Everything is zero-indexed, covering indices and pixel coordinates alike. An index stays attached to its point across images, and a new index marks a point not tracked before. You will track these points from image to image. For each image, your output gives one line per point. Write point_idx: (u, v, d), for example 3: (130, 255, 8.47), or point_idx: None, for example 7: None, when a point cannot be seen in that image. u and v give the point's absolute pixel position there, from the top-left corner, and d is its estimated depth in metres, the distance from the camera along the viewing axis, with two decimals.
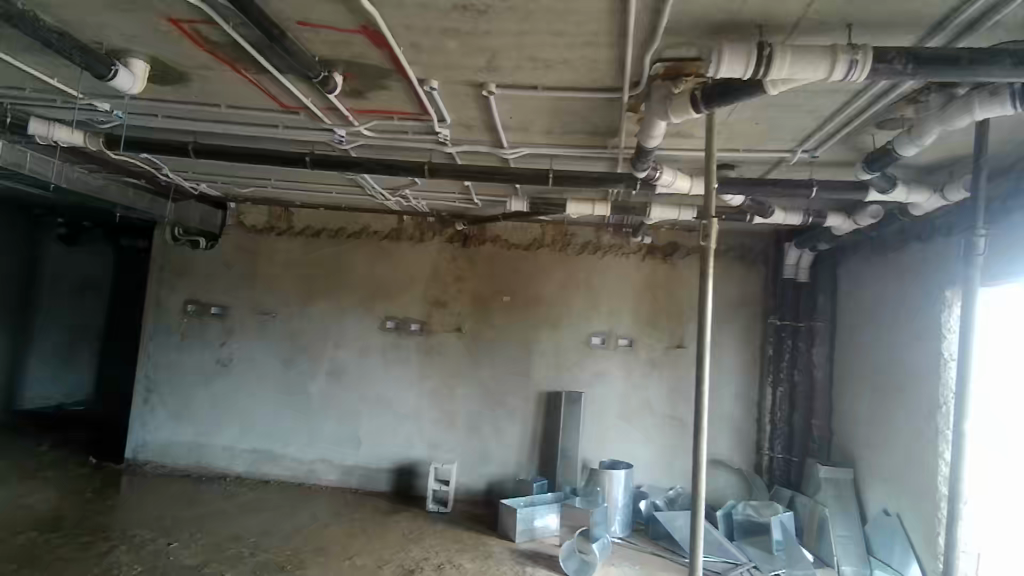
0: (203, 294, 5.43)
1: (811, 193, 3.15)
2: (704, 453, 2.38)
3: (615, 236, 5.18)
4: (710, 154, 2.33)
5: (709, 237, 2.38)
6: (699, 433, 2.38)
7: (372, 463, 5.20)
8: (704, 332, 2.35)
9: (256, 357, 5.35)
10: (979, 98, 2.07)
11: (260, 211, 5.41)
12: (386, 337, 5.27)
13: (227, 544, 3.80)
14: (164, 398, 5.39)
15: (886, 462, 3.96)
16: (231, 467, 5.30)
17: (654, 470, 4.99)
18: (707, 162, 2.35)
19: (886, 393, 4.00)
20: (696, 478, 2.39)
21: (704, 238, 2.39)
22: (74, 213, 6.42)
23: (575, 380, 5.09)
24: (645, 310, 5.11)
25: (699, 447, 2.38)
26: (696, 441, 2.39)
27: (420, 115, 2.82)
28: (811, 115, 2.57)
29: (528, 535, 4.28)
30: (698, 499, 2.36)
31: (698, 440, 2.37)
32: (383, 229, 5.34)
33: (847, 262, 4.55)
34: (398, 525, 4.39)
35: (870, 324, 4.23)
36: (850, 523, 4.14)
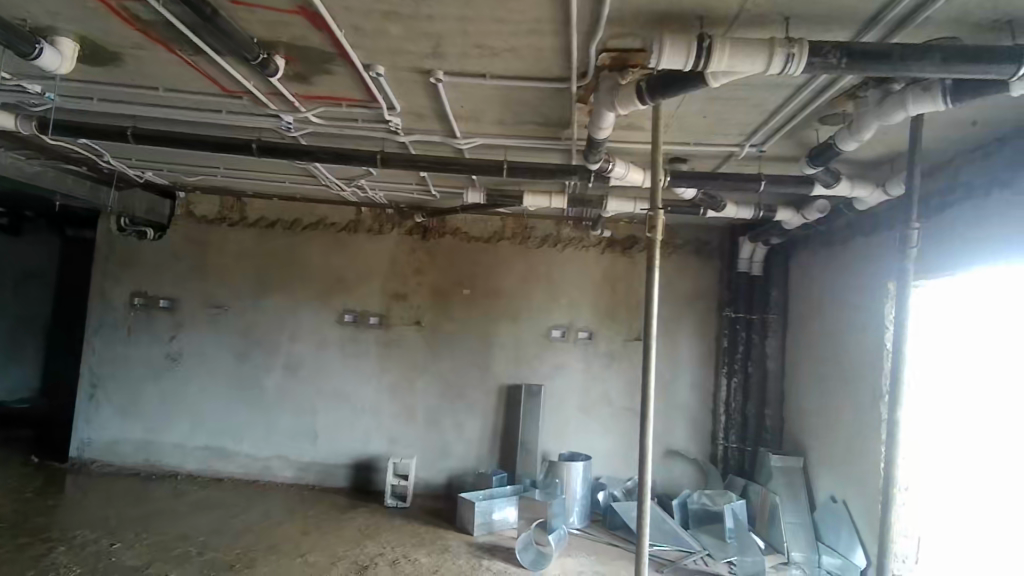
0: (151, 286, 5.25)
1: (760, 187, 3.22)
2: (649, 446, 2.41)
3: (575, 230, 5.19)
4: (656, 146, 2.34)
5: (656, 229, 2.40)
6: (646, 426, 2.39)
7: (329, 459, 5.12)
8: (651, 326, 2.37)
9: (207, 351, 5.21)
10: (913, 94, 2.14)
11: (211, 201, 5.24)
12: (344, 331, 5.19)
13: (174, 544, 3.69)
14: (110, 394, 5.21)
15: (833, 450, 4.08)
16: (182, 465, 5.16)
17: (613, 462, 5.03)
18: (654, 154, 2.36)
19: (833, 382, 4.13)
20: (642, 468, 2.42)
21: (650, 230, 2.40)
22: (13, 202, 6.14)
23: (534, 373, 5.10)
24: (604, 302, 5.14)
25: (647, 439, 2.40)
26: (643, 434, 2.40)
27: (368, 102, 2.77)
28: (756, 109, 2.60)
29: (486, 528, 4.27)
30: (645, 488, 2.40)
31: (645, 433, 2.39)
32: (340, 221, 5.24)
33: (799, 255, 4.67)
34: (354, 521, 4.33)
35: (819, 317, 4.35)
36: (799, 509, 4.25)
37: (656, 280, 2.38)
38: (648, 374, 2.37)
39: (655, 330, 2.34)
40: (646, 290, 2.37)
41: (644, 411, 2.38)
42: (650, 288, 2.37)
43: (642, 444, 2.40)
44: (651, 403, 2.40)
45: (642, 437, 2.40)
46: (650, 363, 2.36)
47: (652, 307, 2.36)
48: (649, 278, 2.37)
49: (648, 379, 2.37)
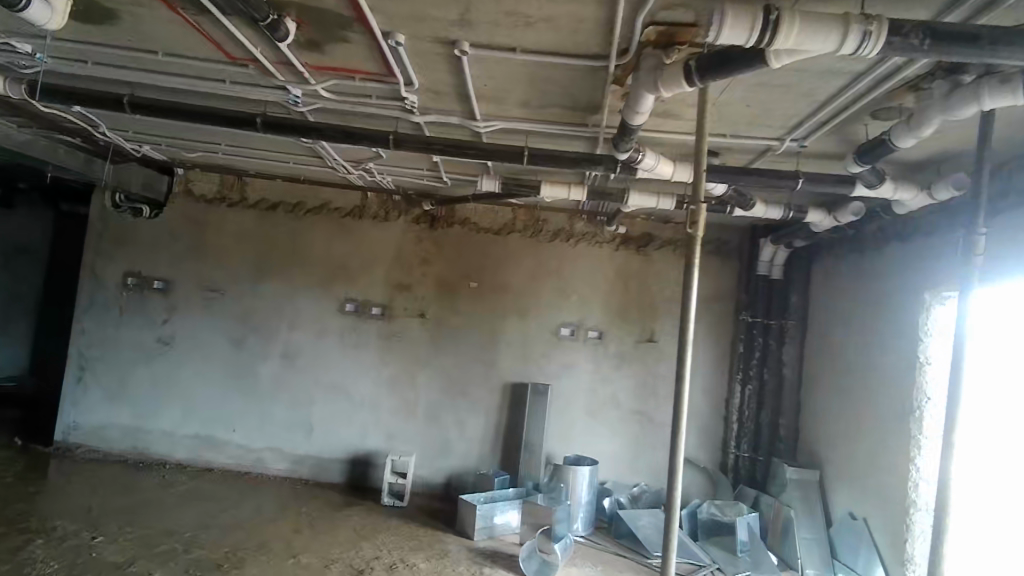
0: (145, 266, 5.03)
1: (796, 185, 3.01)
2: (680, 458, 2.22)
3: (589, 224, 4.99)
4: (702, 134, 2.14)
5: (697, 224, 2.20)
6: (678, 435, 2.21)
7: (324, 453, 4.93)
8: (687, 330, 2.17)
9: (201, 336, 5.00)
10: (988, 87, 1.93)
11: (210, 179, 5.02)
12: (344, 321, 4.98)
13: (159, 539, 3.49)
14: (99, 377, 5.00)
15: (852, 464, 3.91)
16: (172, 453, 4.96)
17: (618, 467, 4.85)
18: (700, 141, 2.16)
19: (855, 394, 3.95)
20: (672, 481, 2.23)
21: (691, 226, 2.21)
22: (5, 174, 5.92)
23: (540, 371, 4.91)
24: (616, 302, 4.94)
25: (677, 449, 2.22)
26: (674, 442, 2.22)
27: (384, 76, 2.57)
28: (805, 99, 2.40)
29: (487, 533, 4.08)
30: (673, 509, 2.21)
31: (675, 443, 2.21)
32: (345, 206, 5.03)
33: (822, 260, 4.48)
34: (350, 520, 4.14)
35: (842, 324, 4.17)
36: (815, 525, 4.07)
37: (694, 280, 2.19)
38: (682, 381, 2.18)
39: (692, 334, 2.15)
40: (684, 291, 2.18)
41: (676, 420, 2.20)
42: (688, 288, 2.17)
43: (672, 455, 2.22)
44: (684, 412, 2.21)
45: (672, 447, 2.22)
46: (685, 369, 2.17)
47: (689, 309, 2.17)
48: (688, 278, 2.17)
49: (683, 385, 2.18)
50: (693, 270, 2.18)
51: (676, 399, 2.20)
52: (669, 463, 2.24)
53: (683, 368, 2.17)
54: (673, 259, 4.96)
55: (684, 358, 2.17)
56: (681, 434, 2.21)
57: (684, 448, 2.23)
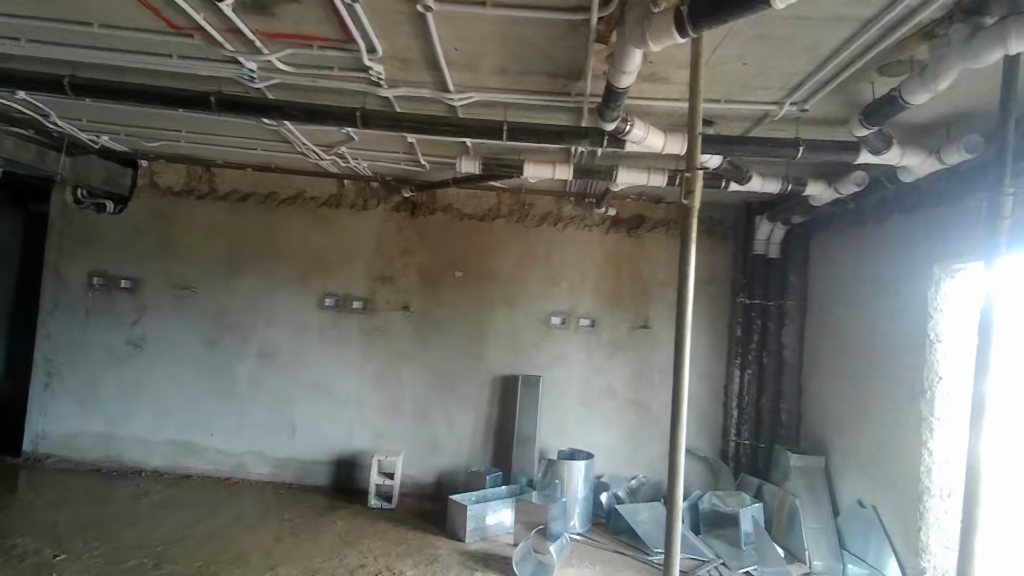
0: (111, 265, 4.77)
1: (797, 154, 2.80)
2: (682, 455, 2.03)
3: (577, 207, 4.77)
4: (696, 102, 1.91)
5: (693, 193, 1.98)
6: (678, 430, 2.02)
7: (308, 455, 4.71)
8: (685, 312, 1.97)
9: (173, 337, 4.76)
10: (1016, 26, 1.73)
11: (176, 170, 4.76)
12: (324, 316, 4.75)
13: (127, 555, 3.27)
14: (66, 382, 4.76)
15: (860, 448, 3.74)
16: (147, 460, 4.73)
17: (615, 459, 4.66)
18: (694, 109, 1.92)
19: (860, 375, 3.78)
20: (674, 481, 2.04)
21: (687, 196, 1.98)
22: None
23: (531, 362, 4.70)
24: (608, 287, 4.73)
25: (677, 446, 2.03)
26: (673, 438, 2.03)
27: (344, 42, 2.33)
28: (807, 53, 2.18)
29: (479, 534, 3.88)
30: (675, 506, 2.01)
31: (675, 439, 2.02)
32: (321, 195, 4.79)
33: (821, 237, 4.28)
34: (334, 525, 3.92)
35: (843, 303, 3.99)
36: (821, 515, 3.90)
37: (692, 254, 1.97)
38: (681, 370, 1.99)
39: (691, 315, 1.95)
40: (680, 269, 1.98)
41: (676, 414, 2.00)
42: (685, 265, 1.96)
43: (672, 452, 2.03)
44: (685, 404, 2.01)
45: (672, 444, 2.03)
46: (684, 356, 1.98)
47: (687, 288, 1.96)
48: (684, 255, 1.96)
49: (682, 373, 1.98)
50: (689, 246, 1.96)
51: (675, 390, 2.00)
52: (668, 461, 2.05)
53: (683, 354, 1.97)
54: (666, 240, 4.75)
55: (683, 342, 1.97)
56: (681, 429, 2.01)
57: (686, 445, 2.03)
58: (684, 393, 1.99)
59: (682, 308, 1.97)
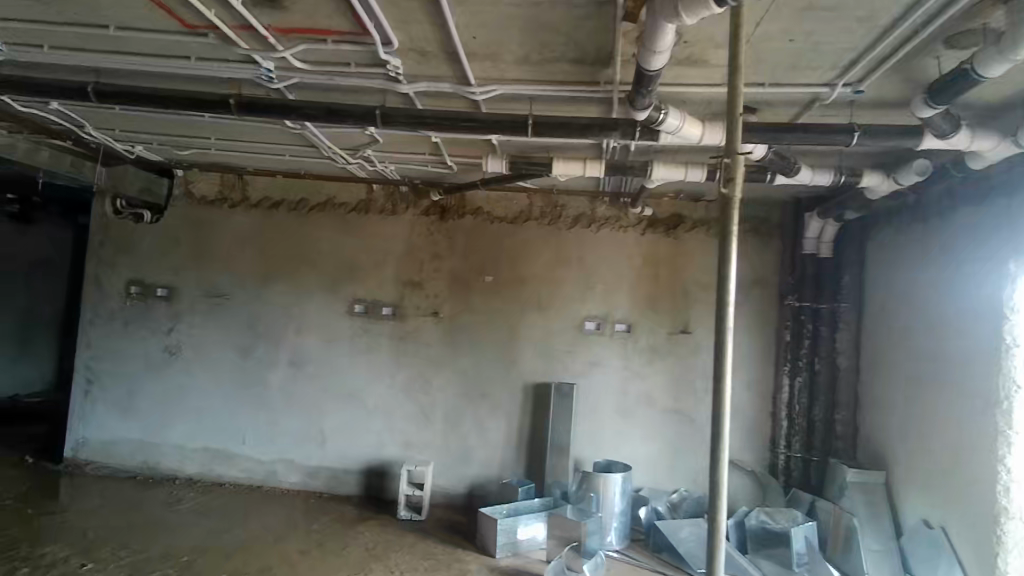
0: (148, 273, 4.83)
1: (852, 140, 2.57)
2: (725, 478, 1.83)
3: (612, 207, 4.57)
4: (734, 87, 1.74)
5: (733, 180, 1.79)
6: (721, 451, 1.83)
7: (339, 464, 4.64)
8: (725, 322, 1.79)
9: (207, 344, 4.77)
10: None
11: (210, 179, 4.78)
12: (354, 324, 4.69)
13: (153, 566, 3.24)
14: (106, 390, 4.83)
15: (925, 463, 3.42)
16: (182, 468, 4.75)
17: (655, 471, 4.42)
18: (733, 94, 1.75)
19: (925, 383, 3.46)
20: (715, 510, 1.84)
21: (726, 184, 1.80)
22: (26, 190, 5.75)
23: (565, 369, 4.52)
24: (645, 291, 4.51)
25: (720, 467, 1.84)
26: (715, 461, 1.84)
27: (358, 35, 2.23)
28: (863, 25, 1.96)
29: (510, 550, 3.71)
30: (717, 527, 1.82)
31: (717, 460, 1.83)
32: (350, 200, 4.74)
33: (878, 234, 3.96)
34: (361, 538, 3.82)
35: (904, 305, 3.67)
36: (883, 536, 3.57)
37: (732, 255, 1.78)
38: (722, 385, 1.82)
39: (733, 324, 1.76)
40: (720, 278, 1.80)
41: (717, 432, 1.81)
42: (725, 266, 1.77)
43: (714, 478, 1.83)
44: (726, 423, 1.83)
45: (713, 464, 1.84)
46: (726, 367, 1.79)
47: (728, 293, 1.78)
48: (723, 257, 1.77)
49: (724, 388, 1.81)
50: (729, 246, 1.78)
51: (716, 406, 1.82)
52: (709, 486, 1.85)
53: (724, 364, 1.79)
54: (707, 241, 4.50)
55: (724, 355, 1.78)
56: (724, 450, 1.82)
57: (729, 466, 1.83)
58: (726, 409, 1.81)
59: (722, 316, 1.78)
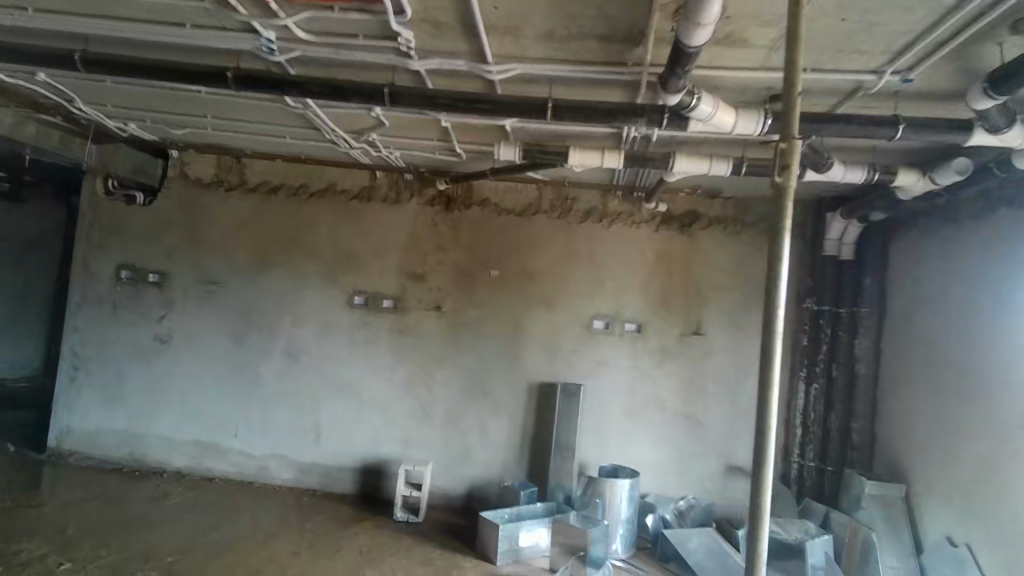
0: (139, 257, 4.63)
1: (896, 133, 2.40)
2: (767, 505, 1.67)
3: (625, 202, 4.40)
4: (793, 65, 1.63)
5: (788, 168, 1.67)
6: (762, 476, 1.67)
7: (334, 461, 4.46)
8: (773, 326, 1.65)
9: (199, 334, 4.58)
10: None
11: (206, 161, 4.59)
12: (353, 316, 4.50)
13: (133, 568, 3.07)
14: (92, 377, 4.64)
15: (950, 478, 3.27)
16: (170, 461, 4.57)
17: (662, 476, 4.26)
18: (790, 75, 1.64)
19: (953, 394, 3.30)
20: (754, 544, 1.68)
21: (780, 173, 1.68)
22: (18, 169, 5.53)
23: (572, 369, 4.34)
24: (657, 289, 4.34)
25: (762, 491, 1.67)
26: (756, 489, 1.68)
27: (368, 3, 2.04)
28: (926, 3, 1.78)
29: (512, 557, 3.55)
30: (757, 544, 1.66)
31: (758, 483, 1.67)
32: (353, 187, 4.55)
33: (904, 236, 3.78)
34: (355, 541, 3.64)
35: (932, 310, 3.49)
36: (902, 553, 3.41)
37: (783, 254, 1.66)
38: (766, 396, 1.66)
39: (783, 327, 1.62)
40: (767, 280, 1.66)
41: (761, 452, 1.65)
42: (774, 268, 1.65)
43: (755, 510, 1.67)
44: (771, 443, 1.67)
45: (754, 488, 1.68)
46: (773, 374, 1.64)
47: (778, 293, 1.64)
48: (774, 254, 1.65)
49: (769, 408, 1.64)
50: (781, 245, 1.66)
51: (760, 424, 1.66)
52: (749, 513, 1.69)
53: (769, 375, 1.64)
54: (723, 239, 4.33)
55: (772, 362, 1.64)
56: (767, 474, 1.66)
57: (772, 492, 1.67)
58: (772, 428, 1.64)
59: (770, 321, 1.64)
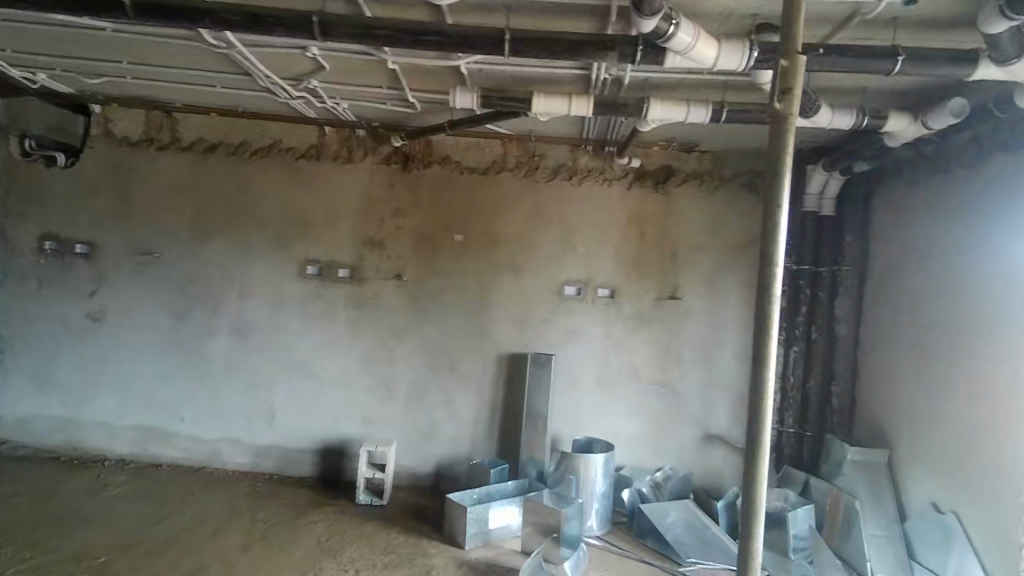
0: (64, 227, 4.19)
1: (894, 66, 2.13)
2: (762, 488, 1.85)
3: (595, 158, 4.10)
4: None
5: (790, 90, 1.82)
6: (758, 466, 1.85)
7: (291, 443, 4.17)
8: (767, 314, 1.84)
9: (137, 310, 4.19)
10: None
11: (133, 117, 4.15)
12: (306, 288, 4.16)
13: (58, 572, 2.76)
14: (19, 360, 4.23)
15: (934, 442, 3.13)
16: (111, 448, 4.22)
17: (637, 448, 4.08)
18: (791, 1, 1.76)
19: (936, 353, 3.14)
20: (750, 518, 1.86)
21: (783, 99, 1.83)
22: None
23: (541, 339, 4.09)
24: (631, 251, 4.08)
25: (757, 479, 1.86)
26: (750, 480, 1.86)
27: None
28: None
29: (481, 539, 3.34)
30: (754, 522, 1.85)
31: (754, 472, 1.85)
32: (300, 145, 4.16)
33: (890, 187, 3.55)
34: (313, 529, 3.38)
35: (918, 266, 3.28)
36: (884, 520, 3.28)
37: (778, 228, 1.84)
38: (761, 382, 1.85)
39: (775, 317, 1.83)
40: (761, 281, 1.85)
41: (756, 445, 1.85)
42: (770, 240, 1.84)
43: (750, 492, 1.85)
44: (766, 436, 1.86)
45: (749, 477, 1.86)
46: (767, 359, 1.85)
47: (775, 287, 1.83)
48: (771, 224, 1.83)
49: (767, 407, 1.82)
50: (776, 223, 1.84)
51: (756, 420, 1.85)
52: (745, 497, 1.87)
53: (766, 371, 1.84)
54: (700, 196, 4.07)
55: (767, 349, 1.84)
56: (763, 464, 1.85)
57: (767, 480, 1.85)
58: (766, 424, 1.84)
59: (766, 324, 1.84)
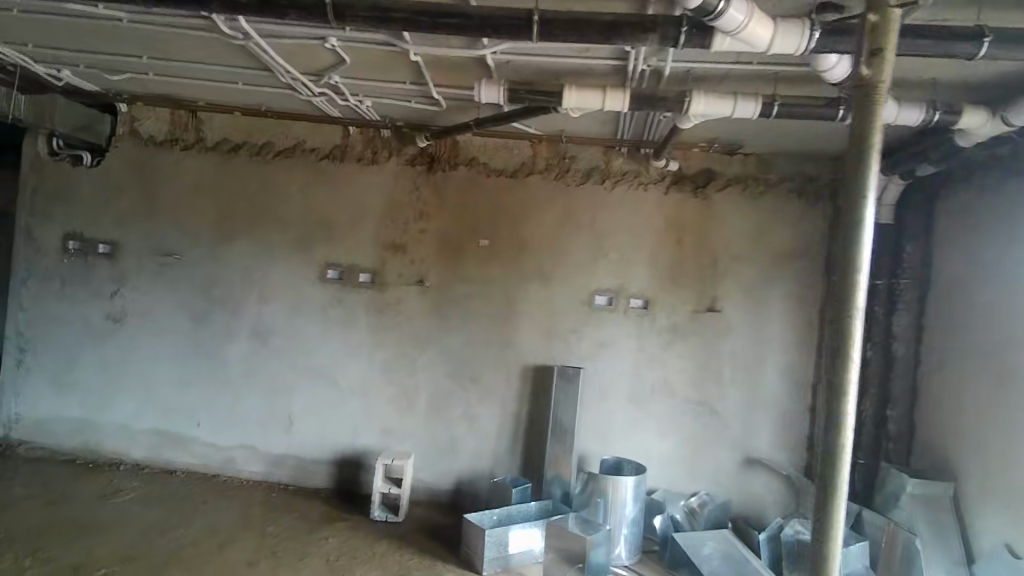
0: (87, 226, 4.15)
1: (978, 48, 1.87)
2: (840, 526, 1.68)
3: (630, 160, 3.88)
4: None
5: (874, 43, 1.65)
6: (833, 514, 1.69)
7: (307, 453, 4.03)
8: (850, 329, 1.66)
9: (157, 312, 4.12)
10: None
11: (159, 116, 4.09)
12: (326, 292, 4.02)
13: None
14: (40, 360, 4.19)
15: (1009, 477, 2.77)
16: (128, 452, 4.14)
17: (671, 471, 3.81)
18: None
19: (1013, 377, 2.79)
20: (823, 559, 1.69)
21: (870, 62, 1.66)
22: None
23: (569, 351, 3.87)
24: (667, 260, 3.83)
25: (832, 523, 1.69)
26: (822, 532, 1.70)
27: None
28: None
29: (501, 565, 3.11)
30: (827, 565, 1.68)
31: (828, 517, 1.68)
32: (323, 146, 4.04)
33: (957, 192, 3.23)
34: (324, 546, 3.21)
35: (992, 280, 2.94)
36: (948, 562, 2.96)
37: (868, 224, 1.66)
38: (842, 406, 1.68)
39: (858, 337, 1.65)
40: (838, 296, 1.68)
41: (831, 483, 1.68)
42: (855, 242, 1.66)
43: (824, 535, 1.68)
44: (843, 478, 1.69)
45: (823, 520, 1.69)
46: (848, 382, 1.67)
47: (857, 296, 1.65)
48: (854, 221, 1.66)
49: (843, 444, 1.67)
50: (859, 223, 1.66)
51: (833, 453, 1.69)
52: (816, 544, 1.71)
53: (844, 401, 1.67)
54: (742, 201, 3.80)
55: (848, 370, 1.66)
56: (839, 511, 1.68)
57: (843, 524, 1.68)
58: (845, 461, 1.67)
59: (844, 347, 1.66)
